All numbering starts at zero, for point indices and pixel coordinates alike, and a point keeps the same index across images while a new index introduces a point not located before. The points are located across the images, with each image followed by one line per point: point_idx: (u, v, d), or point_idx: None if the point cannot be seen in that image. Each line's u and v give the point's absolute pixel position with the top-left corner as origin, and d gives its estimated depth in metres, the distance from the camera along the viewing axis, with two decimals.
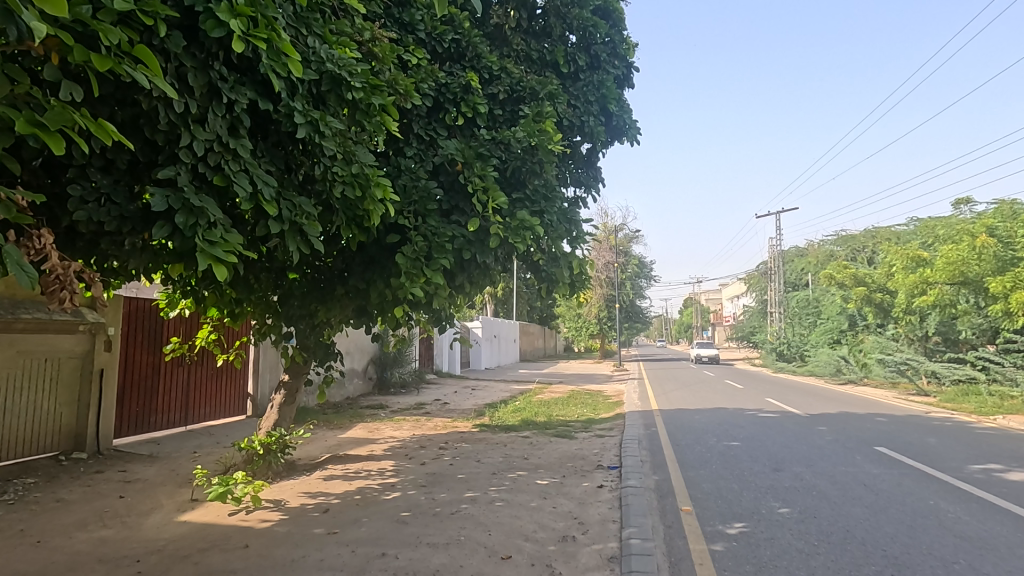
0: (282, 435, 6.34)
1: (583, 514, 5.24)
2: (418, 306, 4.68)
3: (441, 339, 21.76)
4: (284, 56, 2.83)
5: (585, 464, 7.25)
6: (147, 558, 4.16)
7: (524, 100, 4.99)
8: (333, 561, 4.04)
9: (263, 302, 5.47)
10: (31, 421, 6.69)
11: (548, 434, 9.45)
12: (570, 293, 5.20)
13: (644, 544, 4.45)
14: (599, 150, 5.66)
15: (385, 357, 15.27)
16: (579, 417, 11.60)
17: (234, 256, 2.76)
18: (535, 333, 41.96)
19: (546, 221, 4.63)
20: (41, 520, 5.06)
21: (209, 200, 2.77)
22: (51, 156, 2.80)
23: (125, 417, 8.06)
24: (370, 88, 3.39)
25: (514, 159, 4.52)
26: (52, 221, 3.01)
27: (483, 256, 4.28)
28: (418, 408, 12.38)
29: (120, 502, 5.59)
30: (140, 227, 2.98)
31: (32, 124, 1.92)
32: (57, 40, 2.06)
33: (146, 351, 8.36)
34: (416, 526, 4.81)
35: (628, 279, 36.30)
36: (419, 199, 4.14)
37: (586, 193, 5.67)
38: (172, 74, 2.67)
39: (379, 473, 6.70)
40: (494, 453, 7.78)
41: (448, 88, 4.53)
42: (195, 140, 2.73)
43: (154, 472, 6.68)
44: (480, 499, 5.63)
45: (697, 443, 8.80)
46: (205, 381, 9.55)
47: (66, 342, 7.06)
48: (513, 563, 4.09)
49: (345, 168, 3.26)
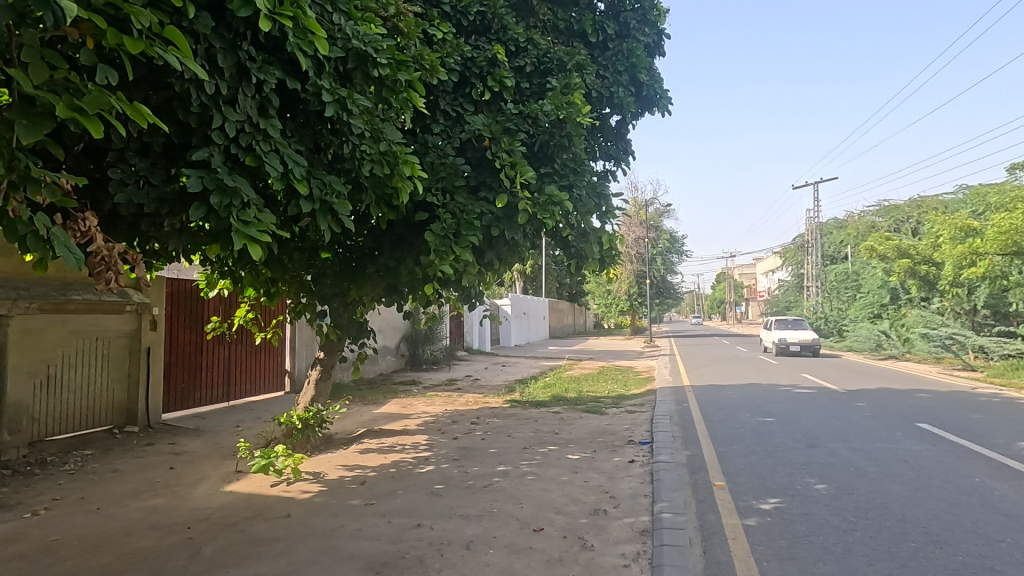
0: (320, 410, 6.55)
1: (613, 488, 5.27)
2: (448, 284, 4.72)
3: (471, 316, 21.93)
4: (310, 33, 2.83)
5: (616, 440, 7.26)
6: (196, 526, 4.38)
7: (552, 72, 4.89)
8: (370, 531, 4.18)
9: (297, 281, 5.61)
10: (86, 396, 7.06)
11: (578, 409, 9.49)
12: (600, 269, 5.10)
13: (676, 518, 4.46)
14: (628, 122, 5.51)
15: (415, 334, 15.48)
16: (609, 392, 11.63)
17: (268, 235, 2.81)
18: (565, 310, 41.79)
19: (575, 195, 4.55)
20: (98, 488, 5.38)
21: (242, 180, 2.82)
22: (91, 141, 2.90)
23: (172, 393, 8.43)
24: (395, 64, 3.39)
25: (541, 133, 4.47)
26: (95, 205, 3.13)
27: (512, 233, 4.24)
28: (450, 384, 12.63)
29: (170, 473, 5.89)
30: (177, 209, 3.03)
31: (72, 108, 1.96)
32: (91, 24, 2.09)
33: (188, 330, 8.69)
34: (449, 498, 4.92)
35: (658, 254, 35.64)
36: (446, 175, 4.16)
37: (615, 167, 5.59)
38: (202, 56, 2.70)
39: (412, 447, 6.86)
40: (524, 428, 7.88)
41: (475, 62, 4.49)
42: (227, 121, 2.77)
43: (201, 445, 7.00)
44: (512, 473, 5.71)
45: (729, 419, 8.72)
46: (246, 358, 9.89)
47: (114, 322, 7.34)
48: (544, 535, 4.15)
49: (373, 146, 3.30)
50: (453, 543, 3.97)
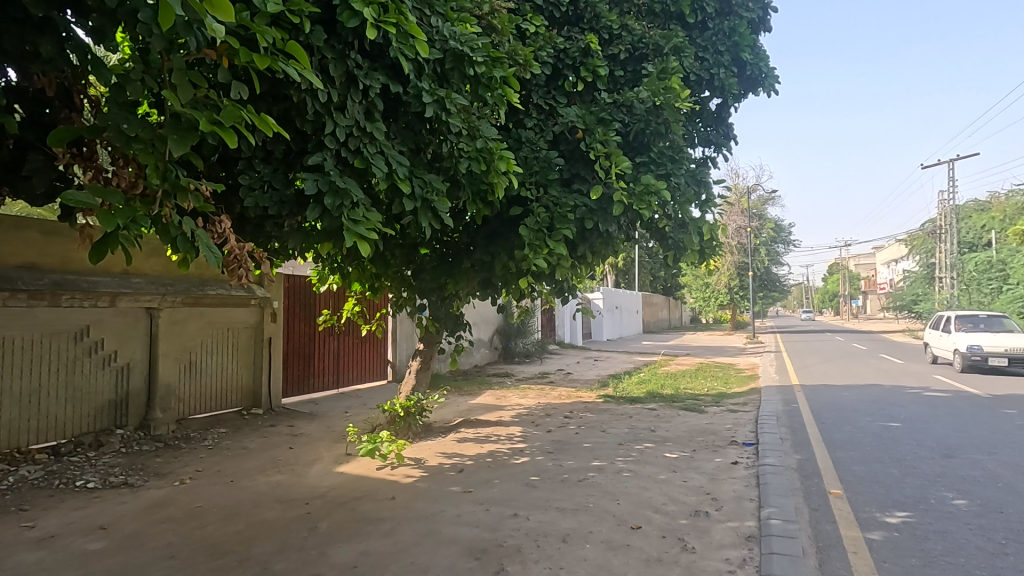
0: (420, 400, 6.85)
1: (715, 490, 5.03)
2: (541, 278, 4.75)
3: (562, 310, 21.87)
4: (411, 38, 2.95)
5: (717, 440, 6.92)
6: (313, 502, 4.77)
7: (647, 58, 4.73)
8: (468, 517, 4.32)
9: (398, 276, 5.89)
10: (219, 380, 7.88)
11: (675, 407, 9.15)
12: (699, 261, 4.86)
13: (786, 526, 4.18)
14: (730, 105, 5.20)
15: (508, 327, 15.76)
16: (708, 390, 11.11)
17: (375, 233, 2.99)
18: (659, 304, 40.36)
19: (672, 184, 4.35)
20: (232, 463, 6.02)
21: (352, 182, 3.00)
22: (223, 152, 3.22)
23: (290, 379, 9.23)
24: (491, 61, 3.45)
25: (637, 121, 4.34)
26: (228, 209, 3.48)
27: (607, 225, 4.16)
28: (542, 377, 12.74)
29: (289, 452, 6.46)
30: (295, 210, 3.29)
31: (212, 123, 2.19)
32: (226, 45, 2.32)
33: (303, 322, 9.45)
34: (544, 490, 4.96)
35: (761, 244, 33.36)
36: (540, 169, 4.19)
37: (715, 153, 5.32)
38: (316, 67, 2.90)
39: (507, 438, 6.98)
40: (619, 424, 7.75)
41: (567, 53, 4.48)
42: (338, 127, 2.96)
43: (315, 429, 7.60)
44: (607, 469, 5.64)
45: (847, 422, 7.99)
46: (353, 348, 10.59)
47: (242, 315, 8.16)
48: (643, 533, 4.07)
49: (470, 144, 3.41)
50: (549, 535, 4.00)
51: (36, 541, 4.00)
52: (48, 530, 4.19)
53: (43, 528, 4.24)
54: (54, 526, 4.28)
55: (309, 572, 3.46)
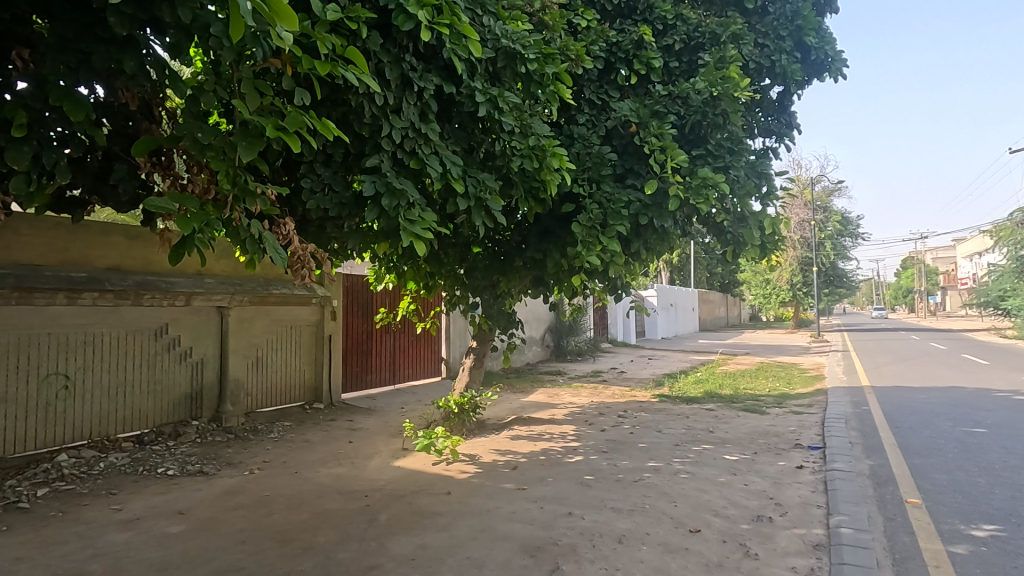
0: (474, 396, 6.93)
1: (779, 494, 4.82)
2: (594, 275, 4.70)
3: (615, 307, 21.61)
4: (464, 38, 2.97)
5: (780, 443, 6.63)
6: (372, 494, 4.92)
7: (703, 47, 4.59)
8: (523, 514, 4.33)
9: (452, 275, 5.98)
10: (284, 376, 8.25)
11: (735, 408, 8.84)
12: (760, 256, 4.66)
13: (858, 535, 3.95)
14: (793, 93, 4.97)
15: (560, 325, 15.71)
16: (770, 391, 10.68)
17: (430, 232, 3.04)
18: (716, 301, 39.13)
19: (731, 177, 4.19)
20: (297, 455, 6.29)
21: (408, 183, 3.06)
22: (287, 157, 3.36)
23: (350, 375, 9.55)
24: (543, 58, 3.44)
25: (693, 113, 4.22)
26: (291, 211, 3.62)
27: (662, 220, 4.05)
28: (595, 375, 12.62)
29: (349, 446, 6.68)
30: (354, 211, 3.40)
31: (278, 129, 2.30)
32: (290, 54, 2.43)
33: (361, 320, 9.76)
34: (599, 490, 4.91)
35: (827, 238, 31.73)
36: (593, 165, 4.15)
37: (777, 143, 5.09)
38: (373, 71, 2.97)
39: (561, 436, 6.96)
40: (675, 424, 7.56)
41: (620, 46, 4.41)
42: (394, 129, 3.03)
43: (373, 423, 7.83)
44: (663, 470, 5.51)
45: (925, 427, 7.47)
46: (408, 346, 10.84)
47: (304, 313, 8.52)
48: (702, 537, 3.95)
49: (523, 141, 3.42)
50: (605, 535, 3.95)
51: (124, 522, 4.32)
52: (134, 513, 4.51)
53: (129, 511, 4.57)
54: (139, 509, 4.61)
55: (369, 562, 3.56)
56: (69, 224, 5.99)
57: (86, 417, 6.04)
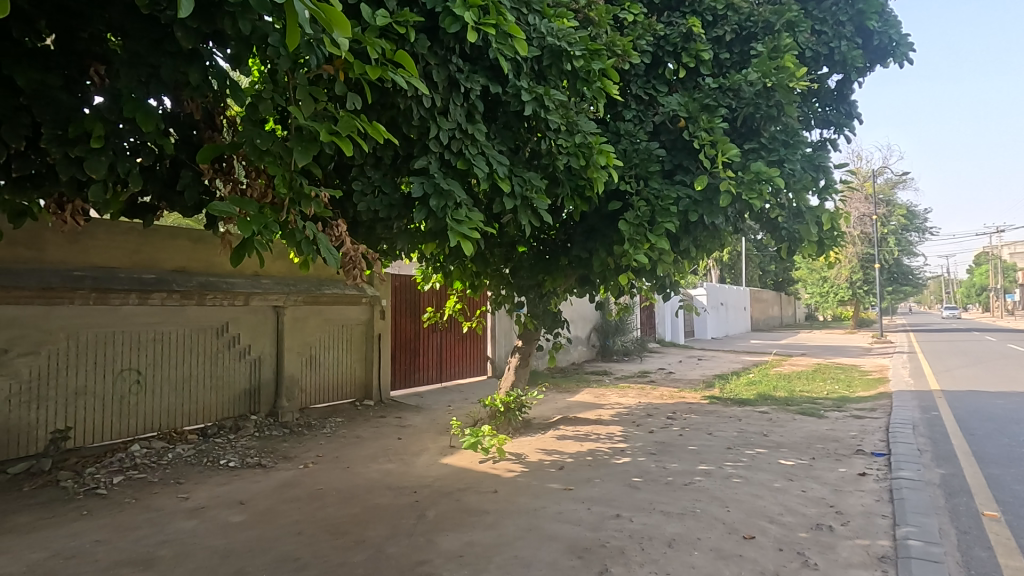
0: (520, 395, 6.95)
1: (840, 502, 4.60)
2: (641, 273, 4.62)
3: (663, 307, 21.19)
4: (510, 37, 2.98)
5: (840, 448, 6.33)
6: (420, 491, 5.01)
7: (756, 37, 4.44)
8: (569, 515, 4.31)
9: (498, 274, 6.01)
10: (336, 373, 8.52)
11: (790, 411, 8.51)
12: (818, 253, 4.46)
13: (928, 548, 3.73)
14: (853, 81, 4.73)
15: (606, 325, 15.55)
16: (829, 393, 10.21)
17: (477, 232, 3.07)
18: (770, 300, 37.74)
19: (786, 171, 4.02)
20: (348, 450, 6.48)
21: (455, 183, 3.09)
22: (339, 161, 3.46)
23: (398, 373, 9.76)
24: (589, 54, 3.42)
25: (745, 105, 4.08)
26: (343, 213, 3.73)
27: (712, 217, 3.93)
28: (642, 376, 12.40)
29: (398, 442, 6.83)
30: (403, 212, 3.47)
31: (331, 133, 2.37)
32: (342, 60, 2.52)
33: (408, 319, 9.95)
34: (647, 492, 4.82)
35: (890, 233, 30.06)
36: (640, 162, 4.08)
37: (836, 134, 4.85)
38: (420, 74, 3.02)
39: (608, 437, 6.88)
40: (727, 427, 7.34)
41: (668, 40, 4.32)
42: (441, 131, 3.06)
43: (421, 421, 7.97)
44: (714, 473, 5.36)
45: (1003, 435, 6.95)
46: (455, 345, 10.98)
47: (355, 312, 8.76)
48: (756, 544, 3.82)
49: (569, 139, 3.40)
50: (654, 538, 3.88)
51: (190, 510, 4.56)
52: (199, 502, 4.76)
53: (195, 500, 4.82)
54: (203, 498, 4.85)
55: (418, 558, 3.63)
56: (140, 229, 6.37)
57: (155, 411, 6.41)
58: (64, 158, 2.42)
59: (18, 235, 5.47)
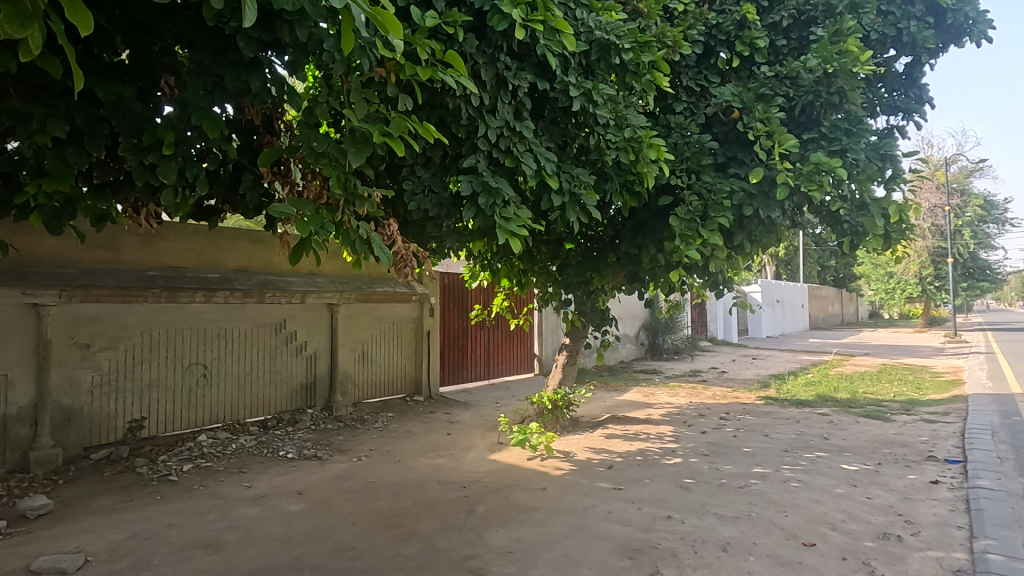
0: (568, 393, 6.91)
1: (910, 511, 4.34)
2: (693, 270, 4.50)
3: (715, 304, 20.59)
4: (558, 33, 2.96)
5: (909, 454, 5.97)
6: (469, 486, 5.07)
7: (816, 21, 4.23)
8: (619, 515, 4.26)
9: (545, 272, 5.99)
10: (387, 369, 8.73)
11: (853, 413, 8.09)
12: (884, 247, 4.21)
13: (1011, 563, 3.46)
14: (924, 63, 4.44)
15: (656, 323, 15.25)
16: (896, 396, 9.64)
17: (525, 229, 3.06)
18: (830, 297, 36.00)
19: (849, 161, 3.81)
20: (399, 445, 6.63)
21: (503, 180, 3.10)
22: (390, 161, 3.53)
23: (447, 370, 9.91)
24: (639, 47, 3.36)
25: (804, 93, 3.90)
26: (395, 213, 3.81)
27: (769, 211, 3.77)
28: (694, 375, 12.09)
29: (447, 438, 6.93)
30: (452, 211, 3.51)
31: (383, 134, 2.43)
32: (394, 63, 2.60)
33: (456, 317, 10.08)
34: (700, 494, 4.70)
35: (965, 225, 28.08)
36: (692, 155, 3.98)
37: (904, 121, 4.56)
38: (469, 74, 3.05)
39: (658, 437, 6.75)
40: (784, 429, 7.06)
41: (721, 28, 4.19)
42: (490, 129, 3.08)
43: (469, 417, 8.06)
44: (771, 477, 5.17)
45: None
46: (502, 342, 11.04)
47: (406, 310, 8.95)
48: (818, 552, 3.66)
49: (618, 133, 3.35)
50: (708, 542, 3.77)
51: (253, 498, 4.79)
52: (260, 491, 4.99)
53: (256, 489, 5.06)
54: (264, 487, 5.08)
55: (468, 552, 3.67)
56: (205, 230, 6.71)
57: (219, 403, 6.76)
58: (140, 165, 2.57)
59: (98, 238, 5.87)
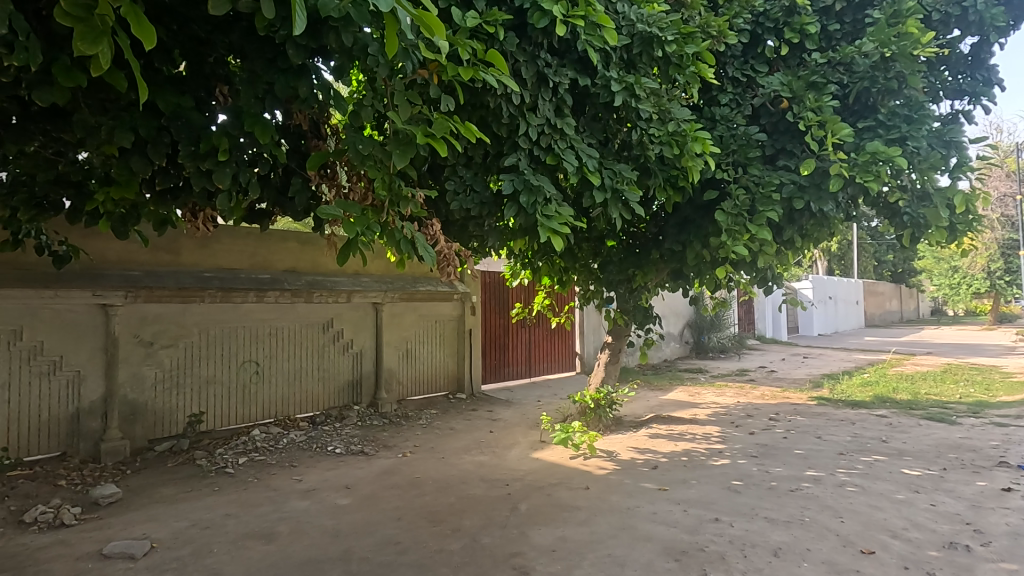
0: (610, 392, 6.84)
1: (979, 520, 4.08)
2: (740, 266, 4.37)
3: (763, 302, 19.94)
4: (599, 28, 2.92)
5: (978, 459, 5.62)
6: (512, 484, 5.09)
7: (872, 3, 4.03)
8: (665, 516, 4.18)
9: (587, 269, 5.94)
10: (430, 367, 8.87)
11: (915, 415, 7.68)
12: (948, 239, 3.97)
13: None
14: (993, 42, 4.16)
15: (701, 320, 14.90)
16: (962, 397, 9.09)
17: (567, 227, 3.04)
18: (887, 293, 34.29)
19: (909, 149, 3.61)
20: (443, 441, 6.72)
21: (544, 178, 3.09)
22: (432, 162, 3.58)
23: (488, 368, 9.98)
24: (682, 38, 3.28)
25: (859, 80, 3.73)
26: (437, 213, 3.87)
27: (820, 204, 3.62)
28: (741, 374, 11.75)
29: (490, 435, 6.98)
30: (493, 209, 3.53)
31: (426, 135, 2.46)
32: (436, 64, 2.62)
33: (497, 315, 10.13)
34: (749, 497, 4.57)
35: None
36: (738, 148, 3.86)
37: (970, 105, 4.29)
38: (510, 72, 3.05)
39: (705, 437, 6.60)
40: (839, 431, 6.78)
41: (769, 15, 4.04)
42: (530, 127, 3.08)
43: (511, 415, 8.09)
44: (825, 480, 4.96)
45: None
46: (543, 340, 11.03)
47: (448, 309, 9.06)
48: (877, 560, 3.49)
49: (661, 128, 3.28)
50: (758, 546, 3.66)
51: (304, 491, 4.96)
52: (311, 484, 5.16)
53: (307, 482, 5.23)
54: (314, 481, 5.25)
55: (512, 550, 3.69)
56: (257, 233, 6.96)
57: (272, 399, 7.02)
58: (198, 171, 2.70)
59: (159, 241, 6.19)
